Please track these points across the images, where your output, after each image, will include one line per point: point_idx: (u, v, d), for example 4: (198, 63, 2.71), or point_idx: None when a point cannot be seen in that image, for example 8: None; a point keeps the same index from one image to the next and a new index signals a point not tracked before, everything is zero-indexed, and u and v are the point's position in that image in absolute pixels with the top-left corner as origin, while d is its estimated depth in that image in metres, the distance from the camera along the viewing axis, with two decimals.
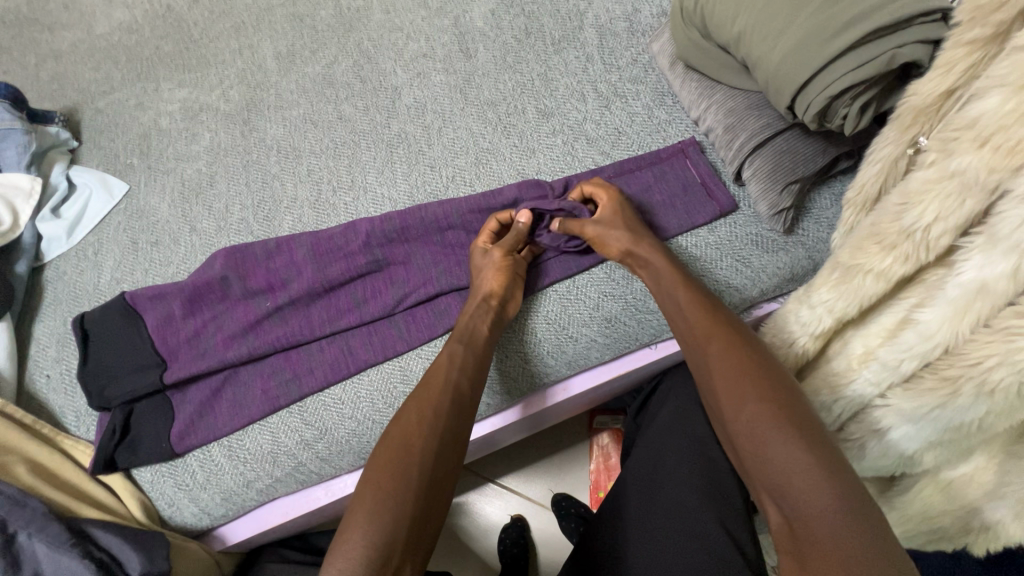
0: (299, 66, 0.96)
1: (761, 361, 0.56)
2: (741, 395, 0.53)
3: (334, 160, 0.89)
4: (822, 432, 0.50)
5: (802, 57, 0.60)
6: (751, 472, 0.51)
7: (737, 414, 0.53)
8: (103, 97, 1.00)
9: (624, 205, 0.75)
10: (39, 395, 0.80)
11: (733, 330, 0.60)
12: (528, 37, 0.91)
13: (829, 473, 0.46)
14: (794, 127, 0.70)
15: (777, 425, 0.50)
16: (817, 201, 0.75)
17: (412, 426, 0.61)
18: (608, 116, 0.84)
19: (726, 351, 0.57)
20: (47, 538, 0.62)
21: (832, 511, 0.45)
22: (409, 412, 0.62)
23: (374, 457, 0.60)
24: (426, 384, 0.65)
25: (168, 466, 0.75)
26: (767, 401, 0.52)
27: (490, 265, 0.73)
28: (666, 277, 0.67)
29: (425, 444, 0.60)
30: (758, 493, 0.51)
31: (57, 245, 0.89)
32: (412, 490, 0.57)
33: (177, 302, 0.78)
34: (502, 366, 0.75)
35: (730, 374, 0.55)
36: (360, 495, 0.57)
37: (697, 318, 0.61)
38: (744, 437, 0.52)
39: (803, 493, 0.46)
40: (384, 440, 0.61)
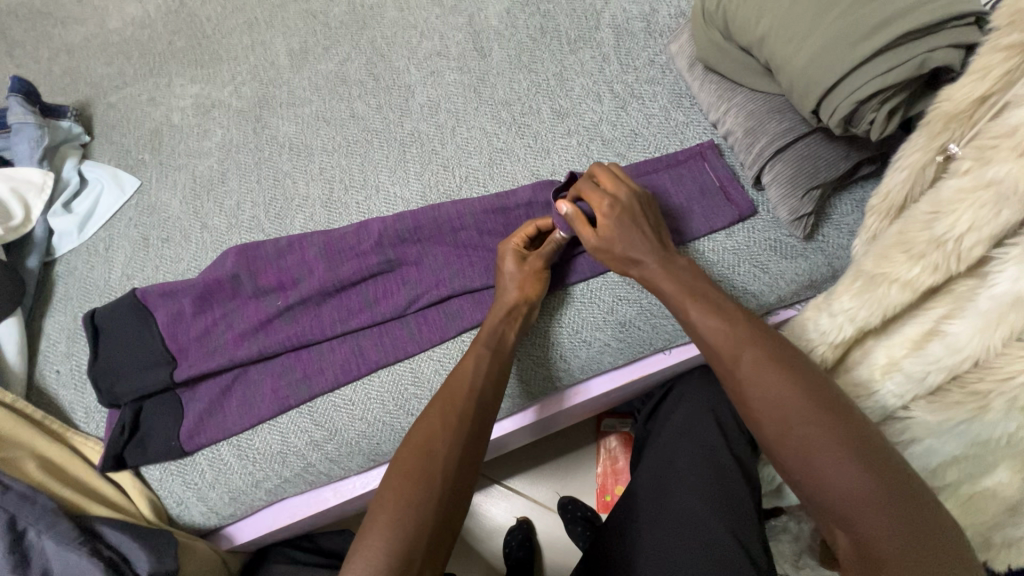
0: (312, 63, 0.96)
1: (801, 370, 0.53)
2: (784, 420, 0.51)
3: (346, 158, 0.88)
4: (871, 440, 0.49)
5: (829, 60, 0.59)
6: (804, 492, 0.50)
7: (783, 437, 0.51)
8: (115, 92, 1.00)
9: (629, 200, 0.67)
10: (48, 390, 0.80)
11: (764, 339, 0.56)
12: (543, 36, 0.90)
13: (893, 489, 0.47)
14: (817, 131, 0.69)
15: (827, 446, 0.49)
16: (837, 207, 0.74)
17: (436, 435, 0.59)
18: (624, 117, 0.83)
19: (760, 366, 0.54)
20: (56, 535, 0.62)
21: (896, 529, 0.46)
22: (432, 417, 0.61)
23: (395, 462, 0.59)
24: (450, 389, 0.63)
25: (176, 464, 0.75)
26: (813, 424, 0.50)
27: (523, 272, 0.71)
28: (684, 285, 0.62)
29: (449, 452, 0.59)
30: (814, 511, 0.51)
31: (68, 240, 0.89)
32: (434, 500, 0.56)
33: (187, 300, 0.77)
34: (520, 366, 0.74)
35: (770, 395, 0.52)
36: (382, 498, 0.56)
37: (722, 329, 0.57)
38: (796, 462, 0.50)
39: (867, 518, 0.46)
40: (407, 444, 0.60)
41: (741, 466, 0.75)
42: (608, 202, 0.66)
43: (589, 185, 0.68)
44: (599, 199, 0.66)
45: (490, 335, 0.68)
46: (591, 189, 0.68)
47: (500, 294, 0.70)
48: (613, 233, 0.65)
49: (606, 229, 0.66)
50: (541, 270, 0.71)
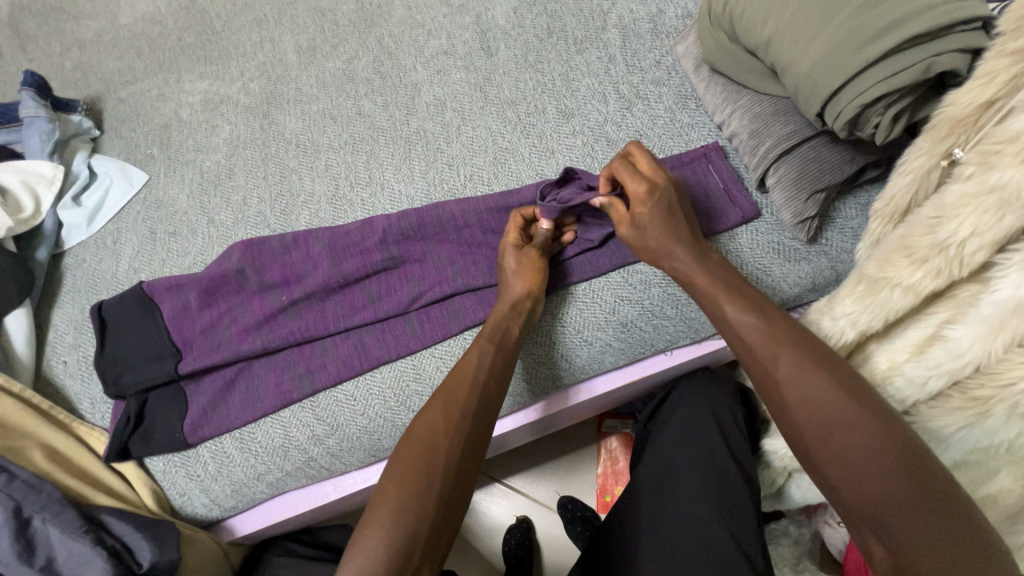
0: (320, 60, 0.97)
1: (837, 369, 0.53)
2: (819, 420, 0.52)
3: (352, 156, 0.89)
4: (909, 444, 0.49)
5: (834, 63, 0.59)
6: (840, 497, 0.50)
7: (820, 441, 0.51)
8: (125, 87, 1.01)
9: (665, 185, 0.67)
10: (56, 380, 0.81)
11: (801, 338, 0.56)
12: (550, 36, 0.90)
13: (933, 497, 0.46)
14: (822, 134, 0.68)
15: (865, 451, 0.49)
16: (842, 211, 0.74)
17: (439, 427, 0.60)
18: (629, 118, 0.83)
19: (798, 370, 0.54)
20: (61, 523, 0.63)
21: (938, 535, 0.45)
22: (434, 411, 0.61)
23: (397, 454, 0.59)
24: (455, 381, 0.64)
25: (180, 455, 0.76)
26: (849, 426, 0.50)
27: (524, 265, 0.71)
28: (720, 283, 0.62)
29: (451, 445, 0.59)
30: (849, 517, 0.50)
31: (77, 233, 0.90)
32: (436, 492, 0.56)
33: (194, 294, 0.78)
34: (523, 363, 0.74)
35: (810, 398, 0.52)
36: (383, 489, 0.57)
37: (758, 331, 0.57)
38: (834, 466, 0.50)
39: (903, 524, 0.46)
40: (410, 436, 0.60)
41: (741, 468, 0.75)
42: (642, 189, 0.66)
43: (626, 169, 0.69)
44: (639, 182, 0.67)
45: (494, 330, 0.68)
46: (624, 175, 0.68)
47: (503, 290, 0.71)
48: (646, 219, 0.66)
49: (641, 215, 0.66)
50: (540, 263, 0.72)
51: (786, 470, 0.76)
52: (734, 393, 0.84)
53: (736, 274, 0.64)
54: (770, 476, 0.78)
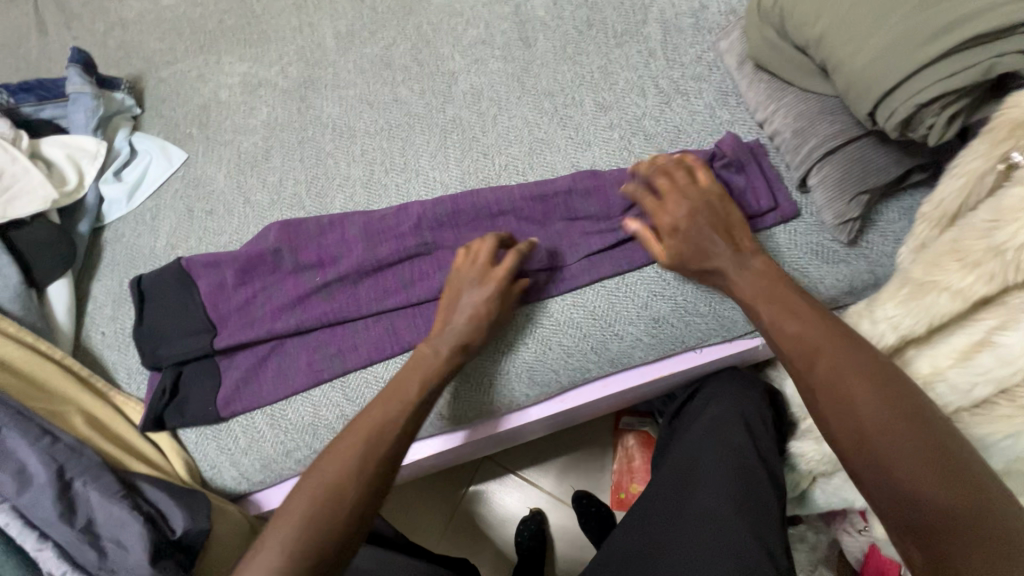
0: (358, 47, 0.97)
1: (870, 366, 0.54)
2: (849, 416, 0.52)
3: (388, 141, 0.90)
4: (942, 441, 0.48)
5: (890, 61, 0.57)
6: (875, 499, 0.50)
7: (849, 437, 0.52)
8: (166, 67, 1.03)
9: (718, 201, 0.68)
10: (94, 350, 0.84)
11: (840, 336, 0.57)
12: (590, 28, 0.90)
13: (967, 497, 0.45)
14: (870, 134, 0.67)
15: (894, 445, 0.49)
16: (884, 213, 0.72)
17: (348, 472, 0.59)
18: (667, 113, 0.82)
19: (826, 367, 0.55)
20: (100, 487, 0.64)
21: (969, 532, 0.44)
22: (356, 434, 0.61)
23: (297, 494, 0.58)
24: (375, 421, 0.63)
25: (213, 429, 0.78)
26: (884, 425, 0.50)
27: (477, 314, 0.68)
28: (755, 286, 0.64)
29: (365, 469, 0.59)
30: (884, 521, 0.50)
31: (117, 208, 0.92)
32: (340, 514, 0.57)
33: (230, 271, 0.78)
34: (457, 388, 0.75)
35: (838, 396, 0.54)
36: (288, 504, 0.57)
37: (789, 328, 0.59)
38: (864, 464, 0.51)
39: (935, 520, 0.45)
40: (327, 454, 0.60)
41: (768, 469, 0.73)
42: (687, 204, 0.67)
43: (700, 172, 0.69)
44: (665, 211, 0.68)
45: (438, 381, 0.67)
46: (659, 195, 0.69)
47: (448, 331, 0.68)
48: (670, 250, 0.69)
49: (679, 234, 0.67)
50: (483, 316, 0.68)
51: (811, 473, 0.77)
52: (763, 395, 0.83)
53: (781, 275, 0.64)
54: (794, 480, 0.79)
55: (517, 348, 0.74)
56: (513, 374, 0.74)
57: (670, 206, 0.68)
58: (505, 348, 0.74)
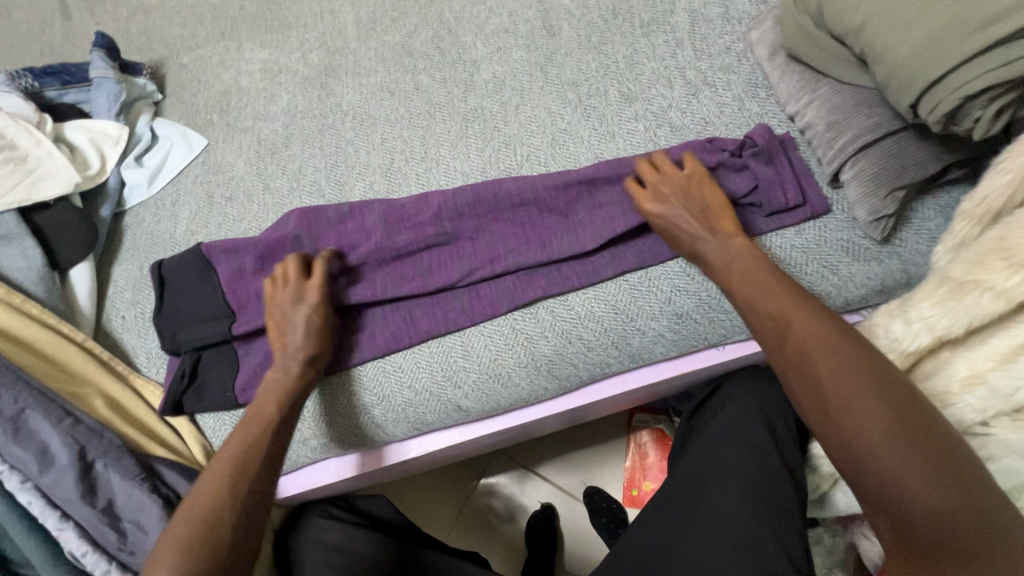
0: (379, 34, 0.96)
1: (846, 346, 0.54)
2: (821, 398, 0.53)
3: (408, 130, 0.89)
4: (918, 421, 0.49)
5: (936, 51, 0.55)
6: (848, 476, 0.51)
7: (824, 416, 0.52)
8: (187, 53, 1.03)
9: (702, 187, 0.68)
10: (114, 333, 0.84)
11: (817, 317, 0.56)
12: (615, 17, 0.88)
13: (941, 476, 0.46)
14: (909, 128, 0.65)
15: (870, 425, 0.49)
16: (919, 211, 0.70)
17: (219, 500, 0.60)
18: (694, 104, 0.80)
19: (804, 346, 0.55)
20: (121, 469, 0.65)
21: (939, 510, 0.45)
22: (217, 471, 0.62)
23: (167, 536, 0.58)
24: (242, 449, 0.64)
25: (230, 415, 0.78)
26: (856, 407, 0.50)
27: (311, 327, 0.69)
28: (735, 267, 0.63)
29: (240, 497, 0.61)
30: (858, 497, 0.51)
31: (138, 193, 0.92)
32: (222, 546, 0.58)
33: (250, 257, 0.77)
34: (322, 404, 0.76)
35: (813, 374, 0.54)
36: (162, 552, 0.57)
37: (768, 307, 0.59)
38: (838, 442, 0.51)
39: (907, 498, 0.47)
40: (195, 495, 0.61)
41: (790, 471, 0.72)
42: (670, 190, 0.68)
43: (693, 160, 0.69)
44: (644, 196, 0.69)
45: (296, 398, 0.68)
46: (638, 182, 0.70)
47: (286, 351, 0.69)
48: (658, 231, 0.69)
49: (658, 220, 0.68)
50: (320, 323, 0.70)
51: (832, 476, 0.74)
52: (786, 395, 0.81)
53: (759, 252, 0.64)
54: (813, 482, 0.76)
55: (537, 341, 0.73)
56: (532, 367, 0.74)
57: (654, 190, 0.68)
58: (524, 341, 0.73)
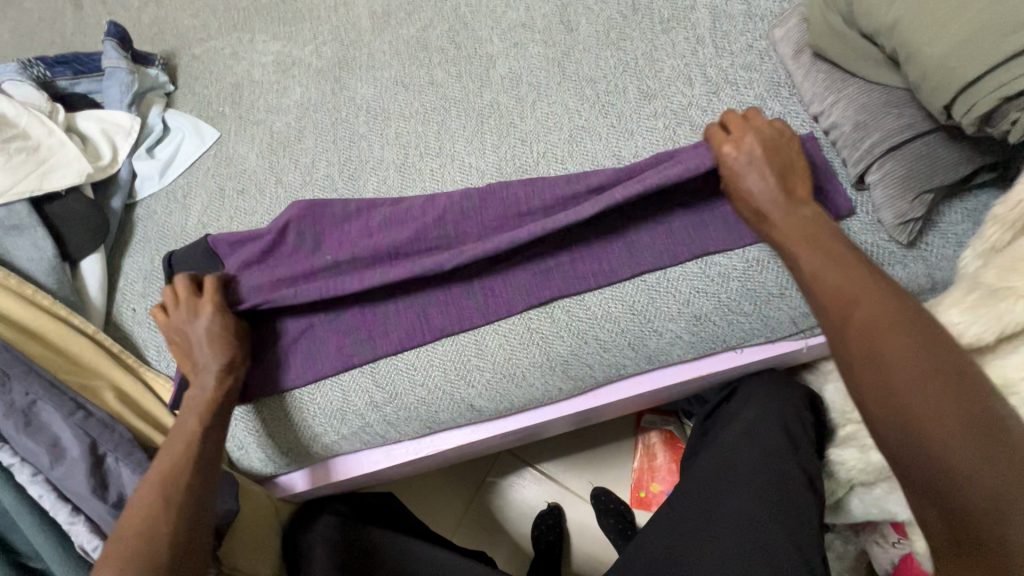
0: (394, 27, 0.95)
1: (915, 321, 0.49)
2: (890, 370, 0.47)
3: (423, 125, 0.88)
4: (990, 406, 0.44)
5: (974, 52, 0.54)
6: (899, 460, 0.46)
7: (883, 391, 0.47)
8: (200, 45, 1.02)
9: (787, 148, 0.64)
10: (125, 326, 0.83)
11: (890, 291, 0.52)
12: (635, 13, 0.86)
13: (1013, 466, 0.42)
14: (939, 130, 0.64)
15: (936, 404, 0.44)
16: (946, 215, 0.68)
17: (156, 516, 0.58)
18: (715, 103, 0.79)
19: (869, 315, 0.50)
20: (132, 464, 0.64)
21: (1007, 503, 0.41)
22: (149, 486, 0.61)
23: (102, 565, 0.56)
24: (161, 470, 0.62)
25: (241, 410, 0.77)
26: (929, 385, 0.45)
27: (214, 334, 0.70)
28: (801, 233, 0.59)
29: (178, 503, 0.60)
30: (908, 486, 0.46)
31: (149, 185, 0.92)
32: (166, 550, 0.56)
33: (251, 252, 0.76)
34: (259, 418, 0.77)
35: (875, 346, 0.49)
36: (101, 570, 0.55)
37: (830, 276, 0.54)
38: (895, 420, 0.46)
39: (973, 487, 0.42)
40: (127, 515, 0.59)
41: (807, 476, 0.71)
42: (757, 138, 0.63)
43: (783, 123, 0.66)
44: (727, 146, 0.64)
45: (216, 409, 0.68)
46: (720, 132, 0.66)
47: (200, 364, 0.69)
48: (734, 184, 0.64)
49: (733, 173, 0.64)
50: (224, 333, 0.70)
51: (849, 482, 0.76)
52: (805, 399, 0.79)
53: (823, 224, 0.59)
54: (829, 488, 0.78)
55: (552, 341, 0.72)
56: (547, 367, 0.73)
57: (739, 136, 0.64)
58: (540, 341, 0.72)
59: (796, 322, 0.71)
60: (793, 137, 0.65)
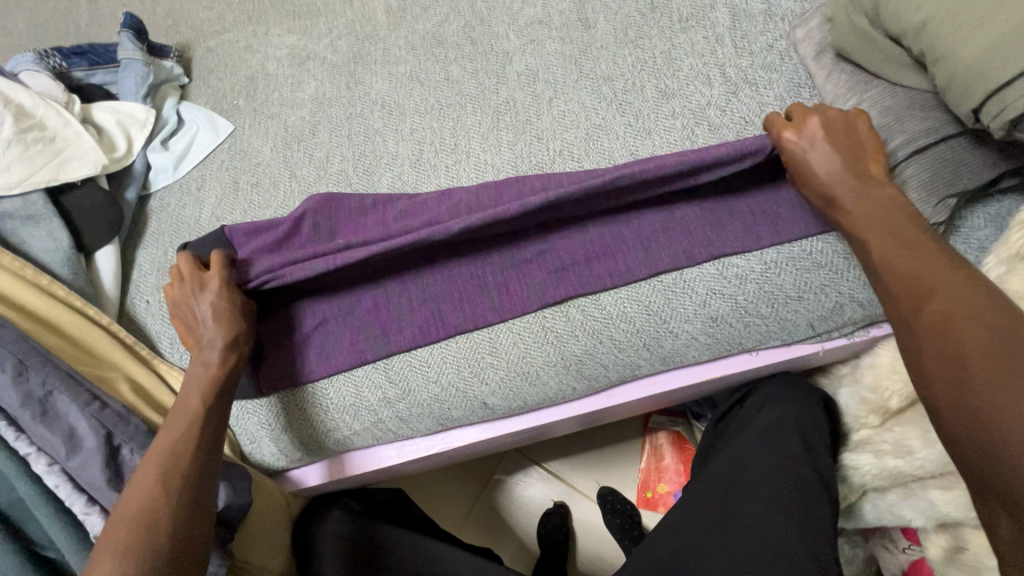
0: (409, 22, 0.95)
1: (992, 312, 0.49)
2: (956, 365, 0.49)
3: (438, 121, 0.87)
4: None
5: (1005, 55, 0.54)
6: (964, 452, 0.47)
7: (950, 385, 0.49)
8: (214, 37, 1.02)
9: (854, 132, 0.65)
10: (138, 317, 0.83)
11: (972, 285, 0.52)
12: (653, 11, 0.85)
13: None
14: (965, 134, 0.63)
15: (1000, 400, 0.45)
16: (968, 220, 0.68)
17: (157, 497, 0.58)
18: (734, 103, 0.78)
19: (941, 307, 0.51)
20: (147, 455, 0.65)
21: None
22: (149, 465, 0.61)
23: (105, 541, 0.56)
24: (167, 448, 0.62)
25: (253, 403, 0.77)
26: (994, 381, 0.46)
27: (222, 309, 0.70)
28: (877, 221, 0.59)
29: (179, 483, 0.60)
30: (974, 478, 0.47)
31: (163, 176, 0.92)
32: (166, 531, 0.57)
33: (266, 241, 0.76)
34: (267, 409, 0.77)
35: (942, 339, 0.50)
36: (102, 549, 0.55)
37: (906, 267, 0.56)
38: (961, 415, 0.47)
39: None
40: (126, 495, 0.59)
41: (823, 480, 0.71)
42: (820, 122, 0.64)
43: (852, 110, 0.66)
44: (790, 132, 0.65)
45: (218, 387, 0.68)
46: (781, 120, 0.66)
47: (205, 338, 0.69)
48: (802, 166, 0.64)
49: (797, 158, 0.64)
50: (230, 309, 0.70)
51: (862, 487, 0.76)
52: (820, 403, 0.79)
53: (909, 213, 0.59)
54: (842, 493, 0.78)
55: (566, 340, 0.72)
56: (561, 367, 0.73)
57: (801, 122, 0.65)
58: (554, 340, 0.72)
59: (813, 325, 0.71)
60: (863, 119, 0.65)
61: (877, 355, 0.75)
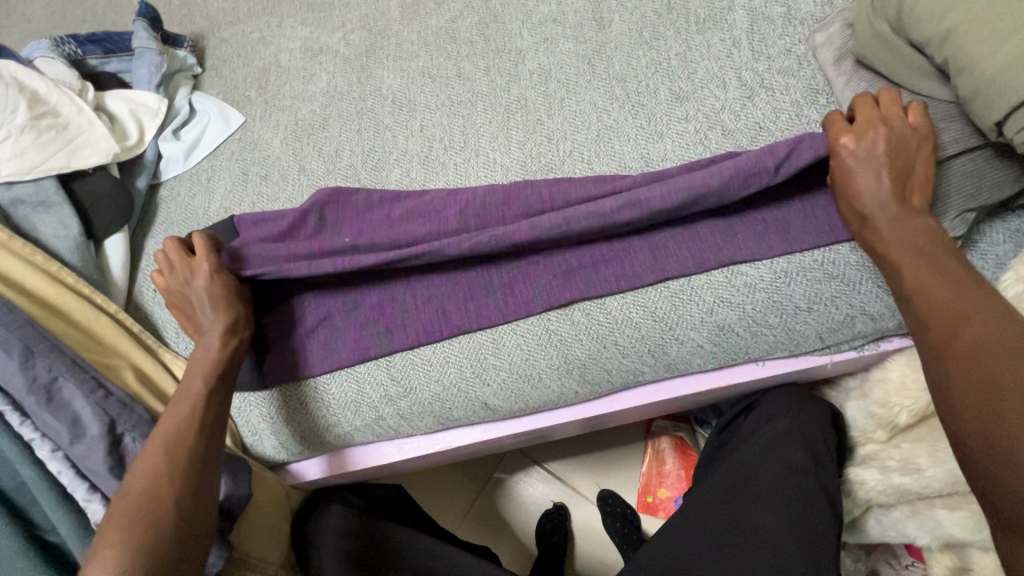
0: (423, 17, 0.94)
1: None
2: (990, 399, 0.48)
3: (448, 118, 0.87)
4: None
5: None
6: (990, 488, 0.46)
7: (983, 420, 0.48)
8: (228, 28, 1.02)
9: (918, 153, 0.61)
10: (144, 305, 0.84)
11: (1005, 318, 0.51)
12: (670, 12, 0.84)
13: None
14: (986, 147, 0.62)
15: None
16: (986, 235, 0.66)
17: (161, 475, 0.60)
18: (749, 108, 0.77)
19: (977, 339, 0.51)
20: None
21: None
22: (150, 454, 0.61)
23: (111, 515, 0.57)
24: (169, 430, 0.63)
25: (255, 396, 0.77)
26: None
27: (214, 295, 0.70)
28: (911, 245, 0.58)
29: (180, 470, 0.60)
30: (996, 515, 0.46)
31: (174, 166, 0.92)
32: (168, 516, 0.57)
33: (271, 231, 0.75)
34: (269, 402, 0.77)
35: (976, 371, 0.49)
36: (105, 535, 0.56)
37: (939, 295, 0.55)
38: (991, 449, 0.46)
39: None
40: (127, 483, 0.59)
41: (829, 494, 0.69)
42: (888, 135, 0.60)
43: (928, 126, 0.62)
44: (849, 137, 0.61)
45: (215, 373, 0.68)
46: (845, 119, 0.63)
47: (204, 323, 0.70)
48: (849, 177, 0.61)
49: (849, 168, 0.61)
50: (223, 294, 0.70)
51: (867, 501, 0.75)
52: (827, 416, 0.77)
53: (942, 241, 0.58)
54: (846, 507, 0.77)
55: (570, 344, 0.71)
56: (564, 370, 0.72)
57: (862, 129, 0.62)
58: (557, 343, 0.71)
59: (822, 337, 0.70)
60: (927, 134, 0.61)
61: (887, 370, 0.74)
